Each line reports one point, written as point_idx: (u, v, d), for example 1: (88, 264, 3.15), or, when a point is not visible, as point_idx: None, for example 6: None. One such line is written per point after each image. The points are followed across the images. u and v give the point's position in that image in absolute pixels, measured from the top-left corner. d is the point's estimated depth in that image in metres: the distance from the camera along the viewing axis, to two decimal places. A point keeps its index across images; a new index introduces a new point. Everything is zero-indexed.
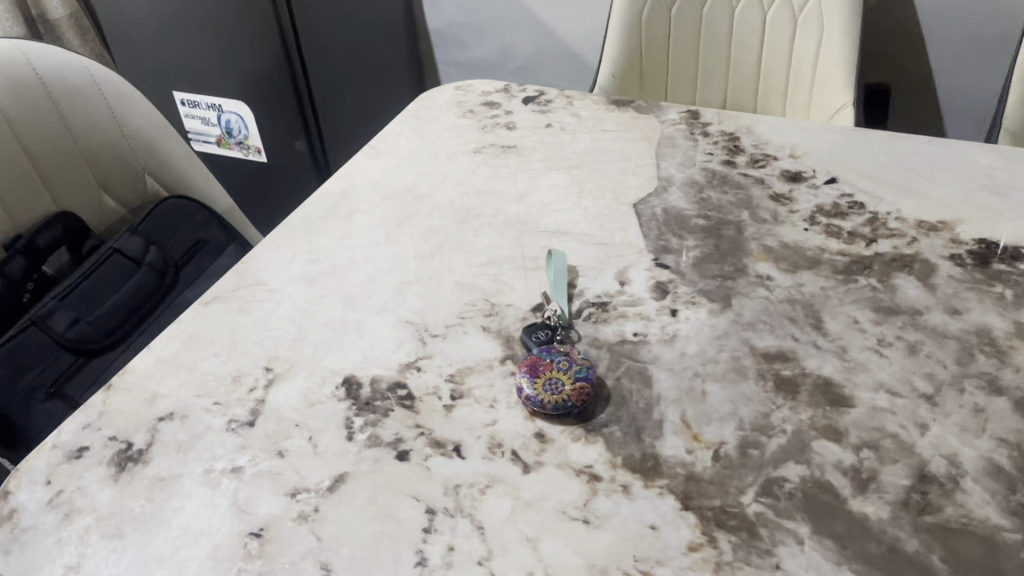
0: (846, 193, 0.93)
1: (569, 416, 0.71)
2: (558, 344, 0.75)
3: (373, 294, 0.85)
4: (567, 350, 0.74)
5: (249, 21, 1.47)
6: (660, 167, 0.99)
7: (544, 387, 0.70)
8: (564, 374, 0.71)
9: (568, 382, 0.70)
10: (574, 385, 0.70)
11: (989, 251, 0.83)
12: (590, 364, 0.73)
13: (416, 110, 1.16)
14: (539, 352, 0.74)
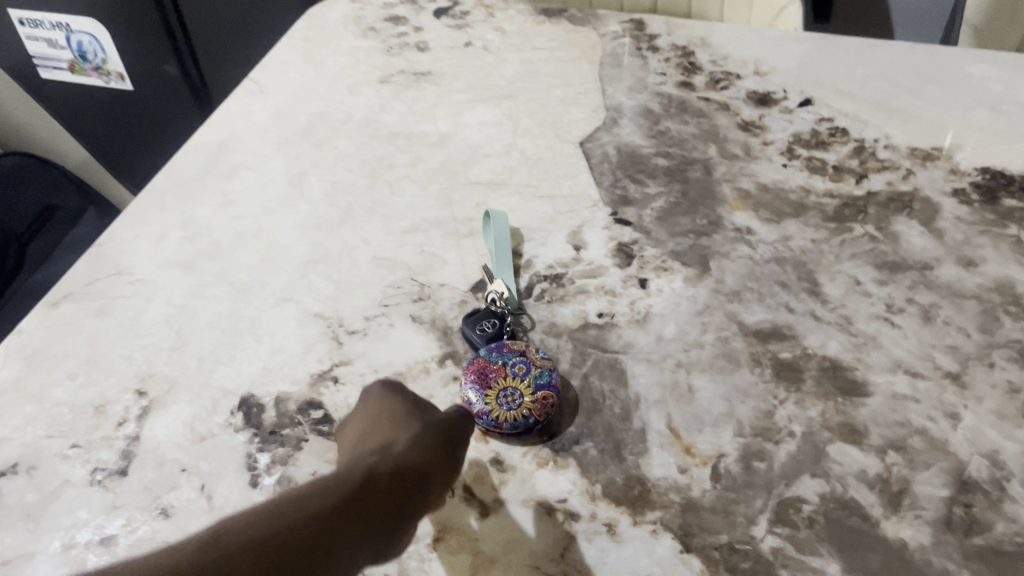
0: (824, 118, 0.79)
1: (528, 436, 0.57)
2: (509, 342, 0.60)
3: (269, 280, 0.68)
4: (522, 350, 0.60)
5: None
6: (606, 93, 0.83)
7: (497, 403, 0.56)
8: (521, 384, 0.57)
9: (527, 395, 0.56)
10: (535, 397, 0.56)
11: (996, 184, 0.72)
12: (550, 365, 0.59)
13: (305, 30, 0.95)
14: (487, 355, 0.59)
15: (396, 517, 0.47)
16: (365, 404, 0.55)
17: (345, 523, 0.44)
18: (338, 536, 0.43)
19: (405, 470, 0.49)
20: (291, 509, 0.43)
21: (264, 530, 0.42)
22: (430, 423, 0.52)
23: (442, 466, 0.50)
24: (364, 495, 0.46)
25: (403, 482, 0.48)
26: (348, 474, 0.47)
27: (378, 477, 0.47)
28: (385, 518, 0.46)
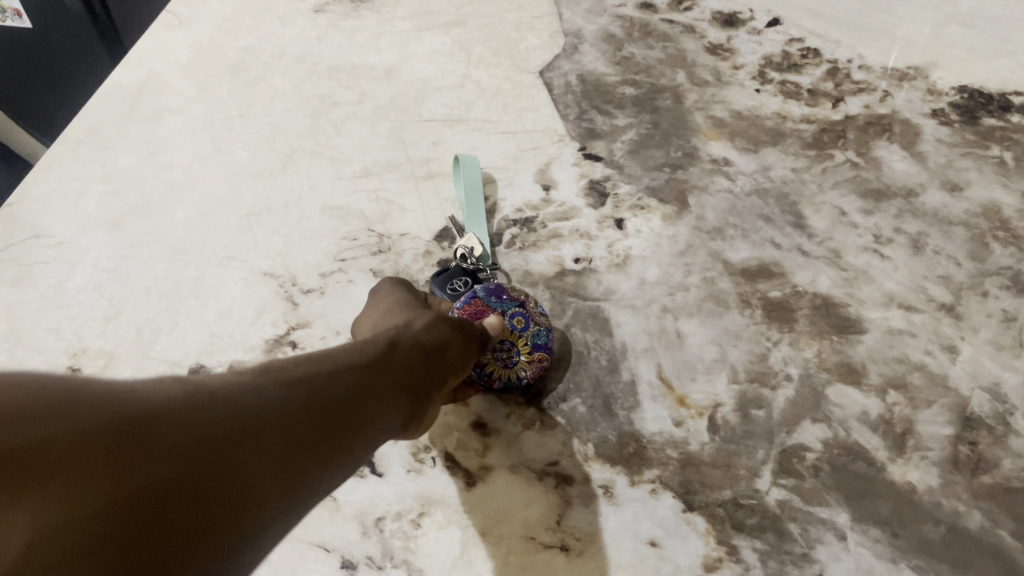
0: (795, 38, 0.75)
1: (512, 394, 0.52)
2: (508, 287, 0.54)
3: (207, 237, 0.61)
4: (523, 297, 0.54)
5: None
6: (563, 18, 0.78)
7: (490, 355, 0.51)
8: (519, 338, 0.51)
9: (523, 354, 0.51)
10: (530, 359, 0.51)
11: (975, 103, 0.69)
12: (549, 321, 0.53)
13: None
14: (484, 297, 0.53)
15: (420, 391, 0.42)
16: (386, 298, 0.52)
17: (375, 381, 0.39)
18: (377, 390, 0.39)
19: (431, 344, 0.45)
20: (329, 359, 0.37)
21: (295, 366, 0.36)
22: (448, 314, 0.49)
23: (462, 351, 0.47)
24: (392, 363, 0.41)
25: (429, 354, 0.44)
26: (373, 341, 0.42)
27: (405, 349, 0.43)
28: (411, 384, 0.41)
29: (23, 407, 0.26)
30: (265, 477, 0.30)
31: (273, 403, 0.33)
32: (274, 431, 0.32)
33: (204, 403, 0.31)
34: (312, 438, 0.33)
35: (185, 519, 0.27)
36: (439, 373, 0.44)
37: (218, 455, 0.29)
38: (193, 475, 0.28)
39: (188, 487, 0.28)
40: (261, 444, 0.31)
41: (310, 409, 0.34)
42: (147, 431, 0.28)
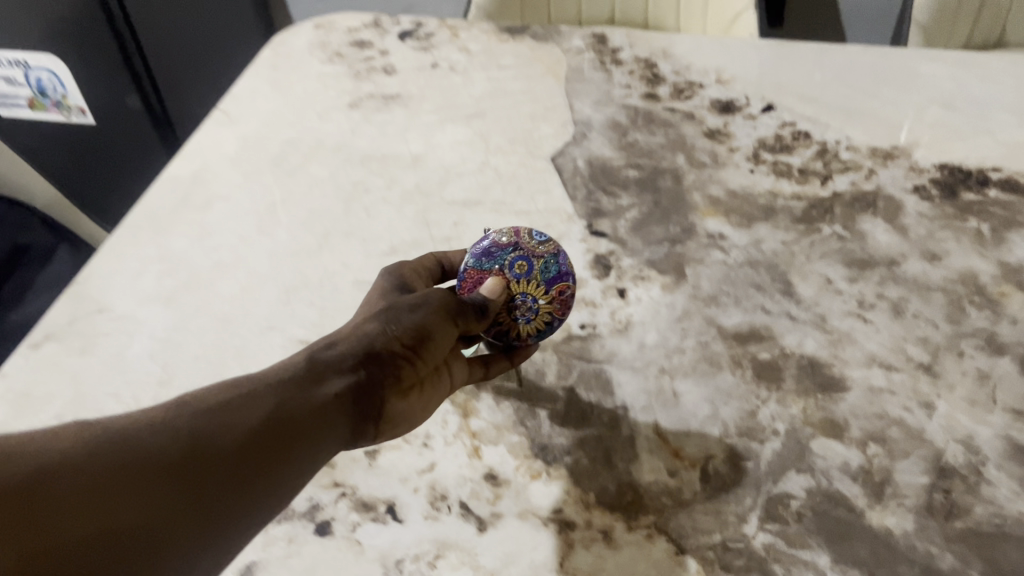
0: (787, 123, 0.82)
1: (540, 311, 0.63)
2: (496, 240, 0.60)
3: (251, 309, 0.68)
4: (515, 242, 0.61)
5: None
6: (574, 108, 0.85)
7: (511, 314, 0.59)
8: (530, 285, 0.59)
9: (540, 297, 0.59)
10: (548, 296, 0.59)
11: (955, 179, 0.74)
12: (547, 250, 0.60)
13: (270, 59, 0.96)
14: (476, 264, 0.60)
15: (350, 408, 0.46)
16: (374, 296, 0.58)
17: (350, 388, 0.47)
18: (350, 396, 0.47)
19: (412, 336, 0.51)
20: (233, 397, 0.42)
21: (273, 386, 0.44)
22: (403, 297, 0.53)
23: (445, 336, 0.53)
24: (309, 383, 0.45)
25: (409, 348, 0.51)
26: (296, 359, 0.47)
27: (332, 368, 0.47)
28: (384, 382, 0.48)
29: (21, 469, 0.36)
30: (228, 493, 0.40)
31: (238, 430, 0.41)
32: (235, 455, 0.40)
33: (156, 452, 0.39)
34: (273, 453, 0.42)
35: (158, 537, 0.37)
36: (376, 382, 0.48)
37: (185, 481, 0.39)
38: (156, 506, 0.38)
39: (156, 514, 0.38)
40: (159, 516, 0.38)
41: (202, 474, 0.39)
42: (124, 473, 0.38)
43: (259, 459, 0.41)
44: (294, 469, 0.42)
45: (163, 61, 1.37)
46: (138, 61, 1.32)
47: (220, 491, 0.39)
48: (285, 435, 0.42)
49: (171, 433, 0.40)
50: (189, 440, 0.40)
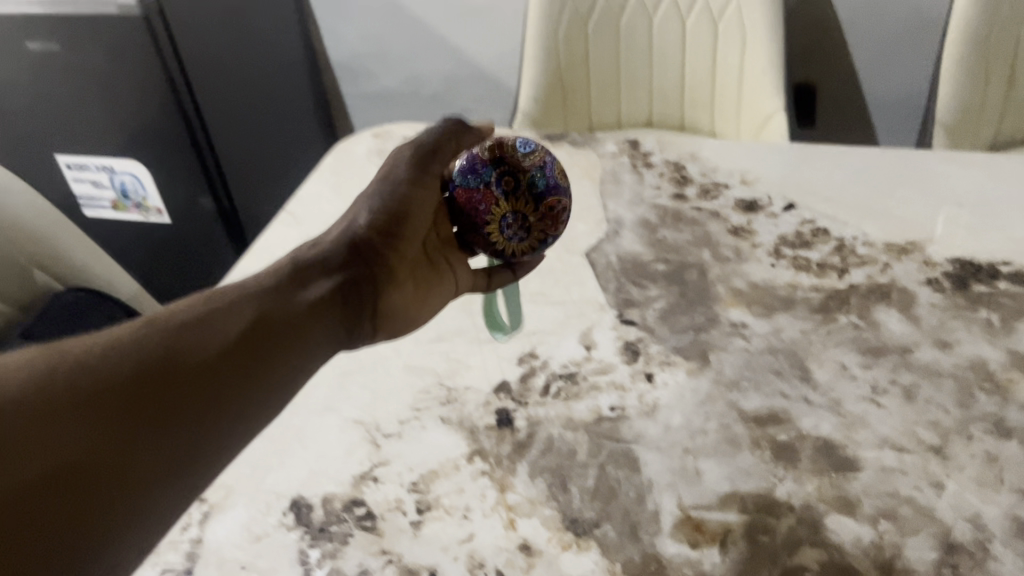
0: (807, 220, 0.87)
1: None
2: (481, 156, 0.64)
3: (311, 393, 0.75)
4: (500, 158, 0.64)
5: (127, 63, 1.30)
6: (607, 207, 0.93)
7: (504, 230, 0.64)
8: (522, 204, 0.64)
9: (532, 214, 0.64)
10: (539, 214, 0.64)
11: (967, 272, 0.79)
12: (535, 162, 0.64)
13: (332, 164, 1.06)
14: (464, 181, 0.64)
15: (335, 301, 0.57)
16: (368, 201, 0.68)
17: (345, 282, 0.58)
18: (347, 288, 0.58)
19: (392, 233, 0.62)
20: (239, 299, 0.52)
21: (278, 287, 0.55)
22: (377, 195, 0.64)
23: (421, 216, 0.65)
24: (292, 286, 0.55)
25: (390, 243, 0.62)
26: (289, 263, 0.58)
27: (325, 268, 0.58)
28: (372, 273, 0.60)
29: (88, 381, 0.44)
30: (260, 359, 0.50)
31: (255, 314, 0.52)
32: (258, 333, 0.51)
33: (194, 338, 0.49)
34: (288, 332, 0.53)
35: (214, 396, 0.47)
36: (362, 271, 0.60)
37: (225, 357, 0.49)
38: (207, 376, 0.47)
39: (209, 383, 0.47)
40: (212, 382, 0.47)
41: (237, 350, 0.49)
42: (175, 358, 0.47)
43: (278, 331, 0.52)
44: (309, 339, 0.54)
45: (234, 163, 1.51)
46: (212, 168, 1.45)
47: (255, 358, 0.50)
48: (288, 322, 0.53)
49: (202, 325, 0.50)
50: (193, 333, 0.49)
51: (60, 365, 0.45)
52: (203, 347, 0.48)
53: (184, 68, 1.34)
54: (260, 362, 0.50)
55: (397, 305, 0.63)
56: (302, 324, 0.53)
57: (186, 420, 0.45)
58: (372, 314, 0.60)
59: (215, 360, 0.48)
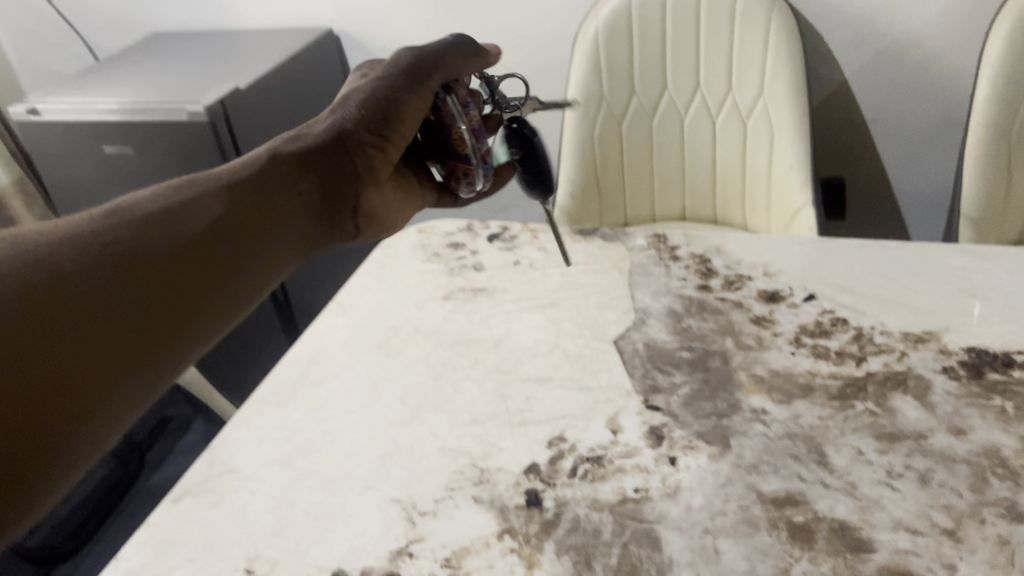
0: (827, 310, 0.91)
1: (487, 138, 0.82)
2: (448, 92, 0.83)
3: (353, 472, 0.80)
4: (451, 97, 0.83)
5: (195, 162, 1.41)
6: (635, 298, 0.98)
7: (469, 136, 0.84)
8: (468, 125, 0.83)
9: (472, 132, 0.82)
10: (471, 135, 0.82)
11: (981, 361, 0.82)
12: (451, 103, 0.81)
13: (379, 258, 1.14)
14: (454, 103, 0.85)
15: (320, 188, 0.74)
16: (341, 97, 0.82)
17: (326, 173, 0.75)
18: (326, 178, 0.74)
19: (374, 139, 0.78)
20: (239, 186, 0.67)
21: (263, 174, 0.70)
22: (363, 101, 0.79)
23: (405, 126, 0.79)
24: (283, 178, 0.71)
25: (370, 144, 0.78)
26: (285, 157, 0.73)
27: (312, 163, 0.74)
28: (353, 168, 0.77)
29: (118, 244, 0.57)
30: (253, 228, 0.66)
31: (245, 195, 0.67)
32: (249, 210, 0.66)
33: (195, 216, 0.63)
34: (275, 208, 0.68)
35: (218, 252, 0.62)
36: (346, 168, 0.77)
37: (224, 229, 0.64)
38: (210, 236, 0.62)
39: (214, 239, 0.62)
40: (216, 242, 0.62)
41: (234, 222, 0.65)
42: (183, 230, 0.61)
43: (267, 207, 0.68)
44: (295, 214, 0.70)
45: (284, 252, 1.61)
46: None
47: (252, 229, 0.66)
48: (278, 202, 0.69)
49: (202, 204, 0.64)
50: (179, 217, 0.62)
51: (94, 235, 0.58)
52: (195, 223, 0.62)
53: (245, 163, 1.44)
54: (246, 235, 0.65)
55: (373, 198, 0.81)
56: (278, 209, 0.69)
57: (198, 279, 0.60)
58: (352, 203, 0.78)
59: (213, 228, 0.63)
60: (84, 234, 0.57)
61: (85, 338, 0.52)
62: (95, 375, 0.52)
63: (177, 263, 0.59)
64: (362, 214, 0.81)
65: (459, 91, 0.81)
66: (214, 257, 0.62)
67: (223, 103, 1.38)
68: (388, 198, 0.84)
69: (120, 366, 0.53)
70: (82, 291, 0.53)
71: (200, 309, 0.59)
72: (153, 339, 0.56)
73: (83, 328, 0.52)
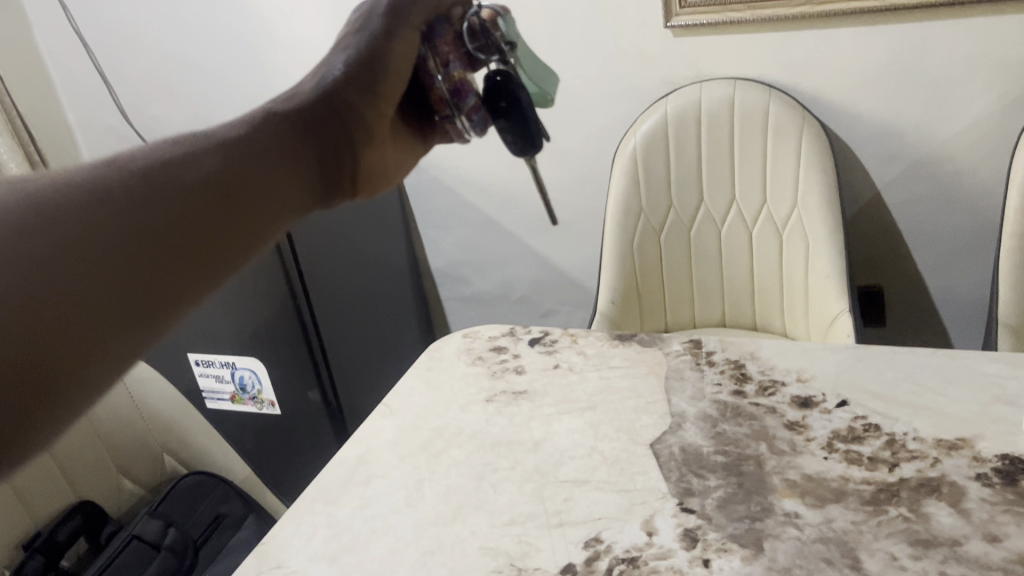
0: (859, 415, 0.93)
1: (475, 93, 0.77)
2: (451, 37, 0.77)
3: (395, 569, 0.83)
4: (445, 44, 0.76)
5: (258, 272, 1.56)
6: (672, 402, 1.01)
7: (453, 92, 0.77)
8: (448, 78, 0.76)
9: (448, 83, 0.76)
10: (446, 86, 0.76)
11: (1016, 468, 0.82)
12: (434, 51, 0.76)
13: (426, 361, 1.19)
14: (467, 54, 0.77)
15: (327, 148, 0.65)
16: (329, 54, 0.73)
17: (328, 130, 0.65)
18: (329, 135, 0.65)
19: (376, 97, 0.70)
20: (241, 141, 0.58)
21: (266, 129, 0.61)
22: (353, 50, 0.71)
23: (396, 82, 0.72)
24: (284, 132, 0.62)
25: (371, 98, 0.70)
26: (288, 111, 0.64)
27: (318, 118, 0.65)
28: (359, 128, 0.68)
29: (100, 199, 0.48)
30: (257, 188, 0.57)
31: (248, 150, 0.58)
32: (254, 167, 0.57)
33: (190, 168, 0.54)
34: (279, 169, 0.59)
35: (215, 215, 0.53)
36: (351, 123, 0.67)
37: (225, 186, 0.54)
38: (207, 193, 0.53)
39: (212, 197, 0.53)
40: (216, 200, 0.53)
41: (234, 180, 0.55)
42: (179, 184, 0.52)
43: (270, 165, 0.58)
44: (300, 177, 0.61)
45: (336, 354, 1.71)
46: (320, 359, 1.66)
47: (256, 188, 0.56)
48: (283, 161, 0.60)
49: (201, 157, 0.55)
50: (175, 170, 0.53)
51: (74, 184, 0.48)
52: (190, 176, 0.53)
53: (302, 274, 1.58)
54: (256, 191, 0.57)
55: (377, 161, 0.72)
56: (285, 172, 0.60)
57: (191, 244, 0.51)
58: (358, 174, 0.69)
59: (209, 181, 0.54)
60: (56, 185, 0.47)
61: (57, 307, 0.43)
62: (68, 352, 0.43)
63: (166, 225, 0.50)
64: (365, 178, 0.71)
65: (438, 45, 0.76)
66: (214, 220, 0.53)
67: None
68: (388, 156, 0.74)
69: (97, 343, 0.44)
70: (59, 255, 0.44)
71: (188, 280, 0.50)
72: (136, 313, 0.46)
73: (53, 299, 0.43)
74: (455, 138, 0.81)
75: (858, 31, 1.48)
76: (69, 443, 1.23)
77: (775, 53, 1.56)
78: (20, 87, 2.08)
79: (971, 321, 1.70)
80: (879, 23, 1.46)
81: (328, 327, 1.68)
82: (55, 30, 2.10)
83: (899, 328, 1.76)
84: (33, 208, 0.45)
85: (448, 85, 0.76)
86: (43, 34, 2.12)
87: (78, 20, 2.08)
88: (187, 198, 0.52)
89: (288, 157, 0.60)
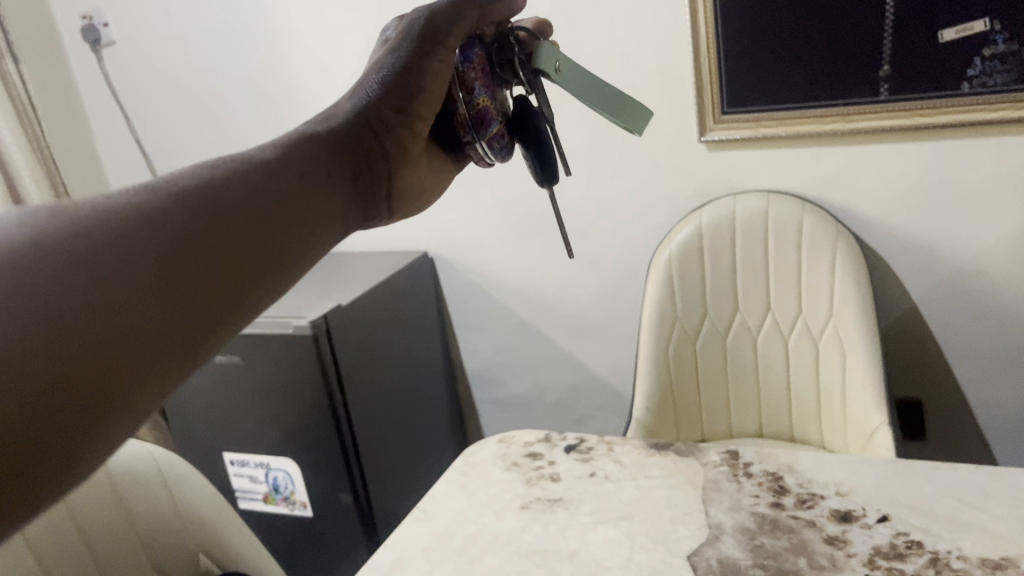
0: (901, 531, 0.92)
1: (496, 123, 0.80)
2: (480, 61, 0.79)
3: None
4: (475, 69, 0.78)
5: (297, 372, 1.59)
6: (709, 513, 1.00)
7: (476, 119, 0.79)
8: (473, 103, 0.79)
9: (472, 109, 0.79)
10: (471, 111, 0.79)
11: None
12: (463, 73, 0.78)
13: (462, 466, 1.20)
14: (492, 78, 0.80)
15: (352, 178, 0.72)
16: (367, 71, 0.79)
17: (353, 161, 0.73)
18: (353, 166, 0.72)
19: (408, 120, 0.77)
20: (269, 171, 0.64)
21: (292, 162, 0.66)
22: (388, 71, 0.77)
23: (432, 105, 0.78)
24: (311, 163, 0.68)
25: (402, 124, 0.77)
26: (315, 143, 0.70)
27: (342, 150, 0.72)
28: (387, 155, 0.76)
29: (143, 228, 0.53)
30: (286, 215, 0.62)
31: (276, 180, 0.63)
32: (281, 197, 0.63)
33: (222, 196, 0.59)
34: (304, 197, 0.65)
35: (247, 238, 0.58)
36: (377, 152, 0.75)
37: (254, 211, 0.60)
38: (238, 220, 0.58)
39: (243, 223, 0.59)
40: (247, 225, 0.59)
41: (264, 208, 0.61)
42: (213, 212, 0.57)
43: (296, 193, 0.64)
44: (326, 203, 0.67)
45: (371, 457, 1.71)
46: (355, 464, 1.66)
47: (283, 215, 0.62)
48: (309, 190, 0.66)
49: (233, 186, 0.60)
50: (208, 198, 0.58)
51: (118, 214, 0.53)
52: (223, 202, 0.58)
53: (340, 374, 1.60)
54: (283, 215, 0.62)
55: (407, 182, 0.80)
56: (309, 202, 0.65)
57: (225, 263, 0.56)
58: (386, 195, 0.77)
59: (240, 208, 0.59)
60: (90, 217, 0.52)
61: (107, 327, 0.48)
62: (129, 368, 0.48)
63: (198, 249, 0.54)
64: (400, 195, 0.80)
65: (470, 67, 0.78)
66: (244, 243, 0.58)
67: (325, 317, 1.57)
68: (424, 172, 0.83)
69: (150, 356, 0.49)
70: (106, 281, 0.49)
71: (224, 298, 0.55)
72: (185, 327, 0.52)
73: (108, 320, 0.48)
74: (476, 161, 0.84)
75: (888, 149, 1.52)
76: (96, 522, 1.22)
77: (807, 168, 1.60)
78: (69, 171, 2.20)
79: (1014, 435, 1.66)
80: (910, 141, 1.50)
81: (364, 429, 1.69)
82: (116, 136, 2.27)
83: (941, 441, 1.73)
84: (80, 242, 0.50)
85: (471, 111, 0.79)
86: (104, 141, 2.29)
87: (139, 131, 2.24)
88: (222, 224, 0.57)
89: (313, 187, 0.66)
